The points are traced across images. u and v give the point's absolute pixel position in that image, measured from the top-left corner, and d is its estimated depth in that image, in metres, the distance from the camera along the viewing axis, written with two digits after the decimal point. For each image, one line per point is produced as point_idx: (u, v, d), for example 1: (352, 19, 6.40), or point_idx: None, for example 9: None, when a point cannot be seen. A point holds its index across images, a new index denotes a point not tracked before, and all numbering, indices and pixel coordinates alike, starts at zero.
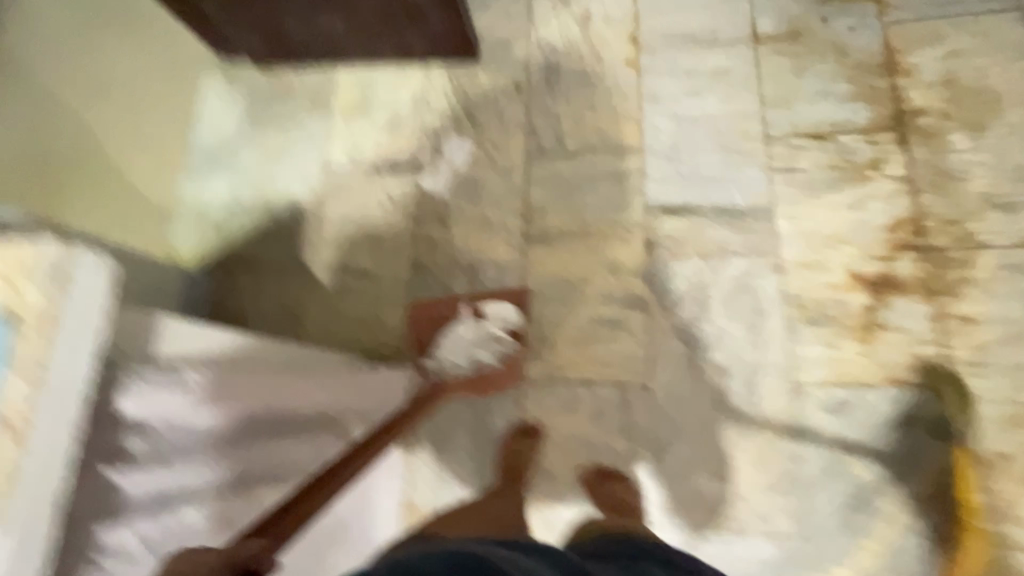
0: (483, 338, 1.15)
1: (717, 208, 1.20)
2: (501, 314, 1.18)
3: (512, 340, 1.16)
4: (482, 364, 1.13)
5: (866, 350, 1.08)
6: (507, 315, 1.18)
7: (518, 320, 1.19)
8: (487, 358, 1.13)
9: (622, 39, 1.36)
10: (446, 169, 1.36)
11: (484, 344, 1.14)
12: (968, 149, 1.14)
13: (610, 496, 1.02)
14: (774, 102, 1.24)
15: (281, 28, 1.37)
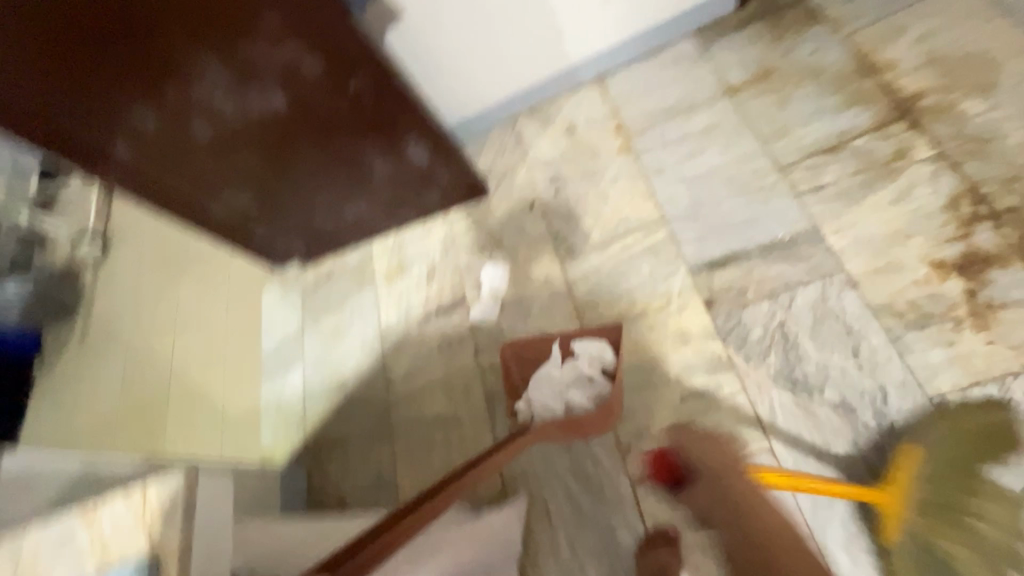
0: (576, 379, 1.14)
1: (761, 246, 1.18)
2: (595, 352, 1.16)
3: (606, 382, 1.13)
4: (574, 405, 1.13)
5: (990, 336, 0.97)
6: (602, 353, 1.15)
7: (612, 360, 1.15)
8: (579, 400, 1.13)
9: (610, 133, 1.48)
10: (490, 296, 1.42)
11: (576, 386, 1.14)
12: (988, 109, 1.11)
13: None
14: (772, 135, 1.28)
15: (318, 226, 1.55)
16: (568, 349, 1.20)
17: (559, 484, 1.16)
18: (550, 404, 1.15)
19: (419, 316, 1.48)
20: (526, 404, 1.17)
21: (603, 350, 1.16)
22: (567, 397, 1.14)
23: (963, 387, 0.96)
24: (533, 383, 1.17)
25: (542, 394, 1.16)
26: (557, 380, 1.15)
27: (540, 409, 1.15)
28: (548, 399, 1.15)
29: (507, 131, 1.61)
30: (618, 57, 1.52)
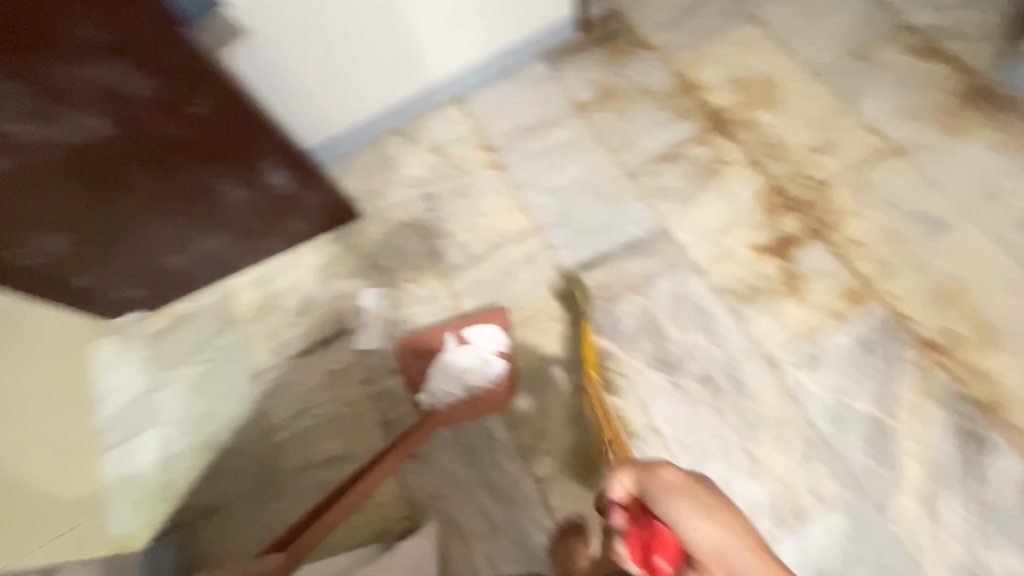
0: (470, 363, 1.25)
1: (623, 245, 1.31)
2: (486, 337, 1.26)
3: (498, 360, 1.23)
4: (471, 385, 1.23)
5: (802, 301, 1.18)
6: (492, 336, 1.26)
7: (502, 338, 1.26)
8: (476, 380, 1.23)
9: (475, 150, 1.53)
10: (375, 321, 1.38)
11: (472, 369, 1.24)
12: (775, 119, 1.37)
13: None
14: (619, 147, 1.43)
15: (161, 266, 1.34)
16: (463, 339, 1.28)
17: (468, 500, 1.15)
18: (452, 389, 1.25)
19: (296, 352, 1.38)
20: (430, 393, 1.26)
21: (495, 335, 1.26)
22: (466, 380, 1.24)
23: (789, 346, 1.15)
24: (431, 374, 1.26)
25: (442, 382, 1.26)
26: (456, 367, 1.25)
27: (442, 395, 1.25)
28: (449, 385, 1.25)
29: (372, 152, 1.59)
30: (477, 77, 1.58)
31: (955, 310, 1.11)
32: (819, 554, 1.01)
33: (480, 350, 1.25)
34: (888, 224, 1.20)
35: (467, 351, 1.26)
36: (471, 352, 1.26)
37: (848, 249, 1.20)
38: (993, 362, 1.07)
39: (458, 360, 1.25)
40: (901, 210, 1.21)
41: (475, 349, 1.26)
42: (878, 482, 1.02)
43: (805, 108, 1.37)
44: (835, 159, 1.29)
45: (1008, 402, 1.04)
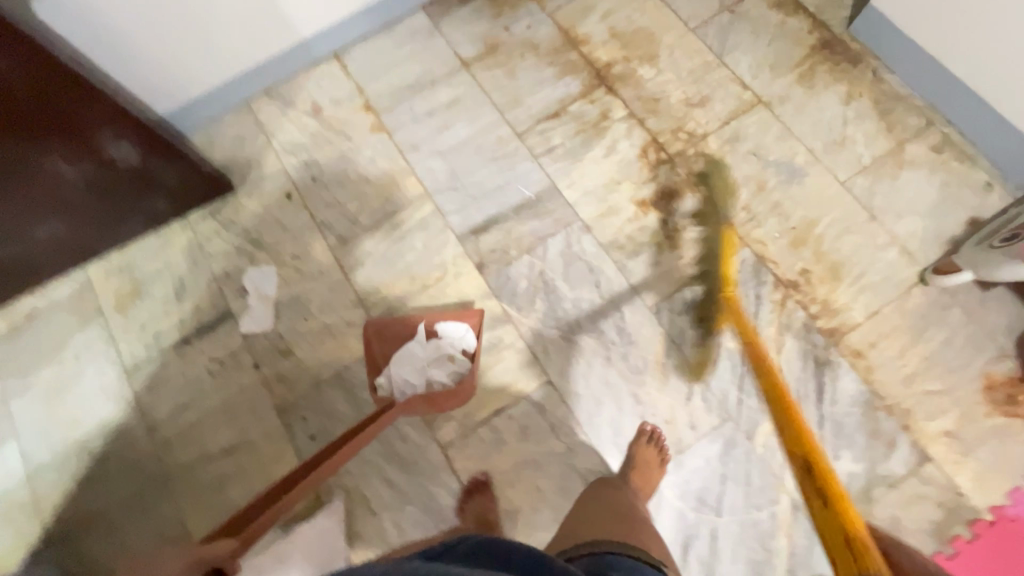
0: (438, 358, 1.18)
1: (515, 207, 1.32)
2: (455, 334, 1.19)
3: (465, 362, 1.18)
4: (434, 382, 1.18)
5: (680, 251, 1.25)
6: (464, 335, 1.19)
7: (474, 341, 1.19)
8: (439, 378, 1.18)
9: (357, 111, 1.44)
10: (260, 304, 1.29)
11: (438, 365, 1.18)
12: (655, 73, 1.40)
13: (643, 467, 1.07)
14: (507, 105, 1.41)
15: None
16: (430, 330, 1.20)
17: (373, 473, 1.15)
18: (412, 381, 1.18)
19: (175, 342, 1.28)
20: (388, 381, 1.18)
21: (466, 334, 1.19)
22: (425, 374, 1.18)
23: (669, 295, 1.22)
24: (394, 362, 1.18)
25: (403, 371, 1.18)
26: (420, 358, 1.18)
27: (402, 387, 1.18)
28: (410, 375, 1.18)
29: (245, 119, 1.46)
30: (349, 31, 1.48)
31: (808, 252, 1.22)
32: (697, 480, 1.11)
33: (449, 346, 1.18)
34: (754, 175, 1.29)
35: (436, 346, 1.19)
36: (438, 347, 1.19)
37: (719, 200, 1.28)
38: (841, 295, 1.19)
39: (423, 350, 1.18)
40: (766, 160, 1.29)
41: (444, 344, 1.18)
42: (746, 412, 1.13)
43: (682, 62, 1.40)
44: (708, 113, 1.35)
45: (853, 328, 1.16)
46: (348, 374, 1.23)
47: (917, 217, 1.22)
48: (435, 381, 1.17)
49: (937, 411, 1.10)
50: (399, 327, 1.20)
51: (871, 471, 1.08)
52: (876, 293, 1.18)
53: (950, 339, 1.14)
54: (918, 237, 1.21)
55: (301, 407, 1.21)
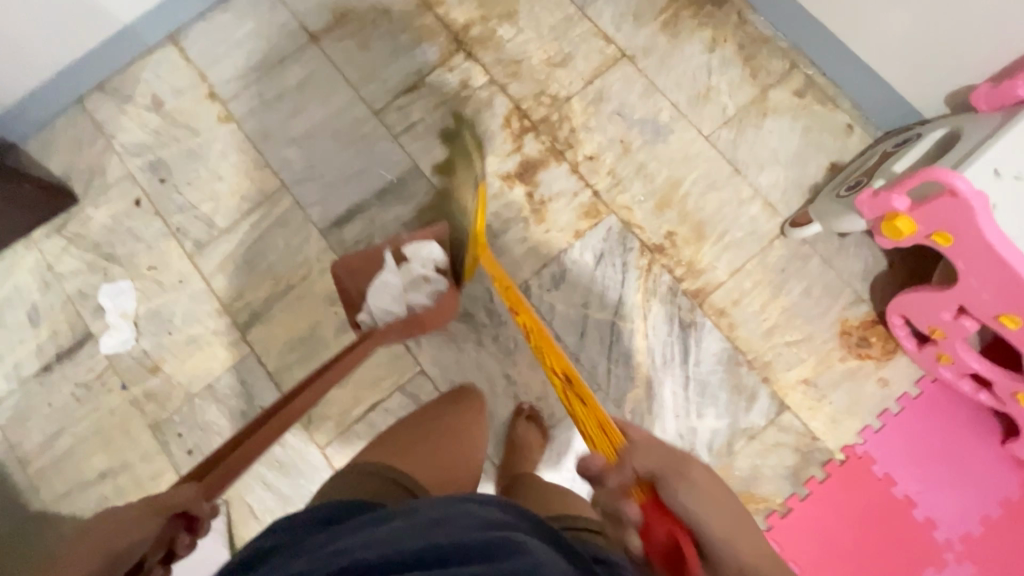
0: (413, 281, 1.12)
1: (377, 193, 1.26)
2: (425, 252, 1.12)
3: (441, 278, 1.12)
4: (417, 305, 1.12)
5: (547, 224, 1.22)
6: (433, 252, 1.12)
7: (445, 256, 1.12)
8: (420, 300, 1.12)
9: (203, 101, 1.33)
10: (120, 322, 1.23)
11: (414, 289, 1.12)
12: (515, 32, 1.31)
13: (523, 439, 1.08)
14: (362, 81, 1.31)
15: None
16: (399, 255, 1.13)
17: (254, 480, 1.15)
18: (392, 307, 1.12)
19: (36, 370, 1.22)
20: (369, 315, 1.13)
21: (435, 251, 1.12)
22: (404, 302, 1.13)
23: (537, 271, 1.20)
24: (369, 295, 1.12)
25: (381, 303, 1.12)
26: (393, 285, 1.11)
27: (382, 315, 1.12)
28: (387, 302, 1.11)
29: (80, 120, 1.34)
30: (179, 12, 1.34)
31: (673, 213, 1.20)
32: (568, 451, 1.13)
33: (420, 266, 1.12)
34: (618, 137, 1.24)
35: (407, 270, 1.12)
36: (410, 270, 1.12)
37: (585, 167, 1.24)
38: (706, 255, 1.18)
39: (396, 278, 1.12)
40: (630, 120, 1.25)
41: (415, 265, 1.12)
42: (614, 381, 1.15)
43: (542, 18, 1.31)
44: (571, 73, 1.28)
45: (717, 288, 1.17)
46: (219, 384, 1.20)
47: (779, 167, 1.21)
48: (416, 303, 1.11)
49: (795, 361, 1.13)
50: (364, 259, 1.13)
51: (734, 425, 1.12)
52: (739, 249, 1.18)
53: (809, 289, 1.15)
54: (780, 188, 1.20)
55: (174, 423, 1.19)
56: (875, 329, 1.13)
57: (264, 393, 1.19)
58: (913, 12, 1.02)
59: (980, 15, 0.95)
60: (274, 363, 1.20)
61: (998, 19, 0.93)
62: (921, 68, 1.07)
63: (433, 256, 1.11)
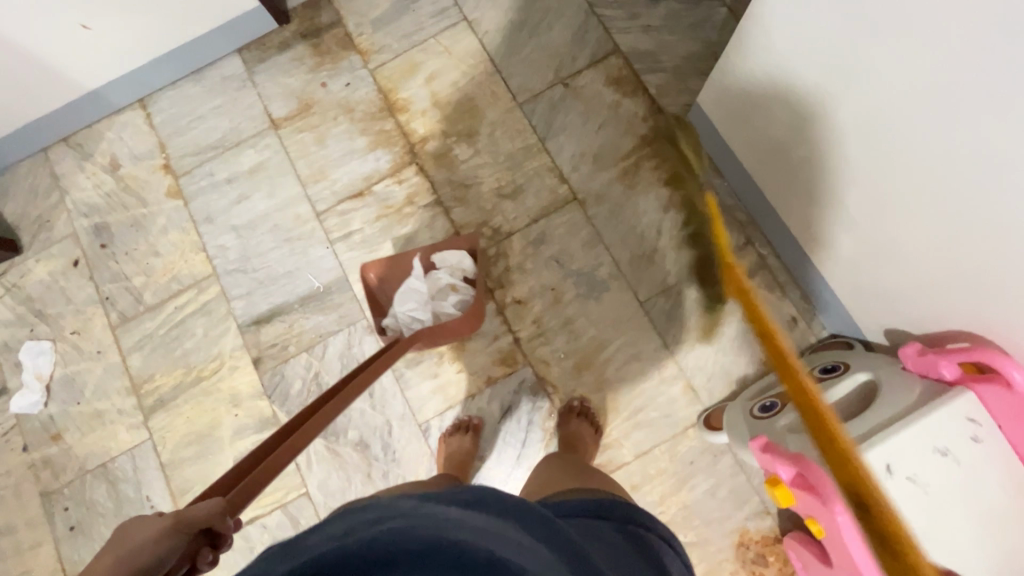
0: (440, 290, 1.15)
1: (301, 298, 1.24)
2: (454, 261, 1.16)
3: (468, 286, 1.15)
4: (442, 313, 1.14)
5: (460, 365, 1.18)
6: (462, 262, 1.16)
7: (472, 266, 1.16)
8: (448, 308, 1.14)
9: (156, 172, 1.34)
10: (34, 382, 1.25)
11: (442, 299, 1.14)
12: (471, 154, 1.28)
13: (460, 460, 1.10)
14: (311, 177, 1.30)
15: None
16: (429, 262, 1.17)
17: None
18: (418, 313, 1.13)
19: None
20: (395, 319, 1.15)
21: (462, 259, 1.16)
22: (433, 310, 1.14)
23: (441, 412, 1.17)
24: (398, 298, 1.13)
25: (406, 307, 1.14)
26: (421, 292, 1.13)
27: (408, 322, 1.13)
28: (413, 307, 1.13)
29: (39, 168, 1.36)
30: (149, 80, 1.35)
31: (590, 377, 1.15)
32: None
33: (448, 274, 1.15)
34: (551, 286, 1.20)
35: (434, 278, 1.15)
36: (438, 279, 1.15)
37: (511, 310, 1.19)
38: (616, 430, 1.13)
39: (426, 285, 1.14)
40: (567, 268, 1.20)
41: (442, 274, 1.15)
42: None
43: (501, 144, 1.28)
44: (517, 207, 1.24)
45: (617, 469, 1.12)
46: (112, 465, 1.21)
47: (709, 350, 1.14)
48: (443, 312, 1.13)
49: None
50: (398, 263, 1.16)
51: None
52: (650, 430, 1.12)
53: (713, 488, 1.09)
54: (706, 373, 1.13)
55: (64, 495, 1.20)
56: (774, 548, 1.06)
57: (153, 483, 1.19)
58: (867, 245, 0.89)
59: (923, 280, 0.83)
60: (168, 455, 1.20)
61: (942, 292, 0.81)
62: (859, 291, 0.97)
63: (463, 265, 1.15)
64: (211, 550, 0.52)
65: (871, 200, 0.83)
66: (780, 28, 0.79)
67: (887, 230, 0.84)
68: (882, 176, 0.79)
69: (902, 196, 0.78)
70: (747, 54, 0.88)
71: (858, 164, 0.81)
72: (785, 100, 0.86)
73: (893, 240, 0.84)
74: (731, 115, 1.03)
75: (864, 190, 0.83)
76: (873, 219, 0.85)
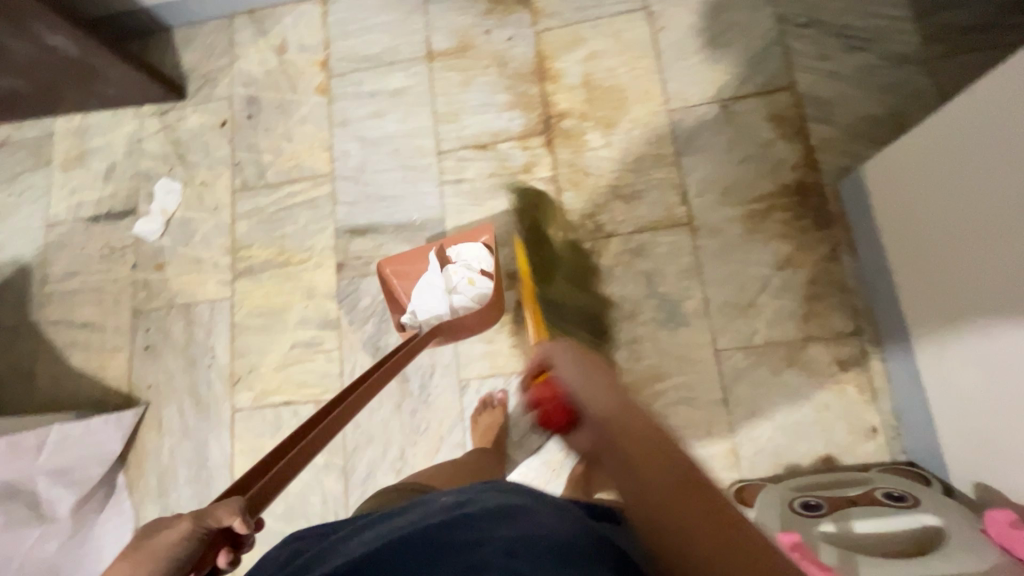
0: (455, 283, 1.17)
1: (397, 224, 1.29)
2: (470, 255, 1.17)
3: (485, 280, 1.17)
4: (458, 307, 1.18)
5: (517, 341, 1.19)
6: (477, 256, 1.17)
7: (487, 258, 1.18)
8: (462, 303, 1.18)
9: (314, 66, 1.42)
10: (157, 214, 1.41)
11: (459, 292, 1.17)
12: (602, 144, 1.25)
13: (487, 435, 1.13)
14: (445, 116, 1.33)
15: None
16: (444, 256, 1.18)
17: (175, 401, 1.29)
18: (436, 309, 1.18)
19: (88, 216, 1.44)
20: (413, 317, 1.19)
21: (480, 253, 1.17)
22: (454, 304, 1.18)
23: (483, 377, 1.19)
24: (418, 295, 1.18)
25: (428, 302, 1.18)
26: (439, 287, 1.17)
27: (427, 318, 1.18)
28: (432, 304, 1.18)
29: (219, 30, 1.49)
30: None
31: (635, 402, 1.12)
32: None
33: (464, 269, 1.17)
34: (630, 301, 1.17)
35: (449, 272, 1.18)
36: (454, 272, 1.18)
37: (583, 308, 1.18)
38: None
39: (444, 278, 1.17)
40: (653, 289, 1.16)
41: (459, 268, 1.18)
42: None
43: (634, 145, 1.24)
44: (629, 211, 1.21)
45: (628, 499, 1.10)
46: (193, 308, 1.34)
47: (769, 425, 1.07)
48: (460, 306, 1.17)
49: None
50: (414, 258, 1.19)
51: None
52: None
53: None
54: (755, 446, 1.07)
55: (149, 318, 1.36)
56: None
57: (220, 337, 1.31)
58: (968, 360, 0.84)
59: (1003, 423, 0.78)
60: (240, 319, 1.31)
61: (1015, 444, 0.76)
62: (953, 410, 0.90)
63: (477, 259, 1.17)
64: (230, 551, 0.51)
65: (1005, 331, 0.75)
66: (989, 118, 0.72)
67: (990, 361, 0.79)
68: (1016, 311, 0.72)
69: (1010, 336, 0.73)
70: (950, 136, 0.80)
71: (1006, 285, 0.73)
72: (970, 194, 0.77)
73: (1002, 377, 0.76)
74: (900, 195, 0.95)
75: (998, 313, 0.75)
76: (1004, 354, 0.76)
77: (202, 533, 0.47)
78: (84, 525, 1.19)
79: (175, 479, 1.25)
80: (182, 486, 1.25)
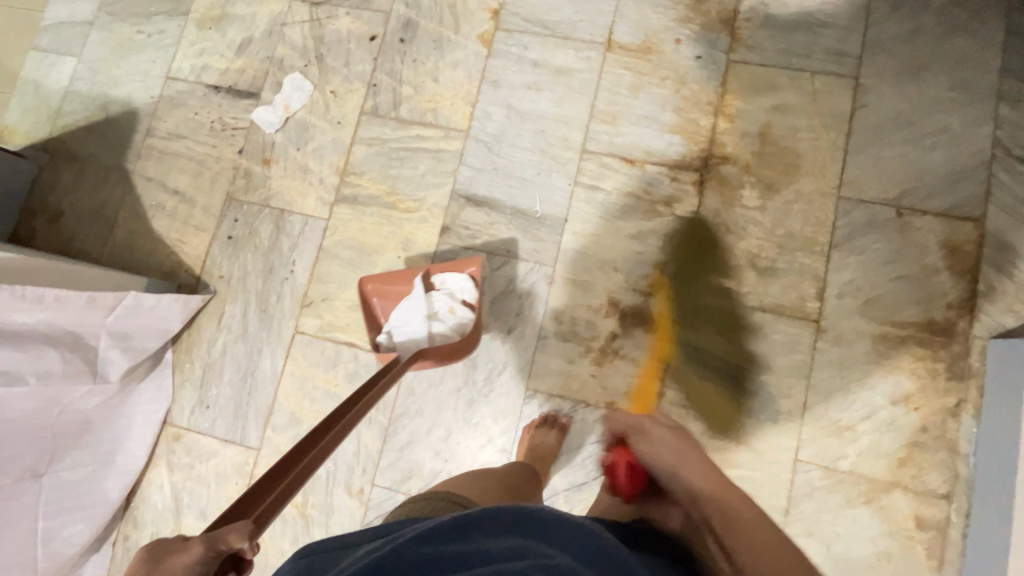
0: (438, 309, 1.13)
1: (516, 209, 1.23)
2: (454, 284, 1.13)
3: (467, 311, 1.12)
4: (434, 334, 1.13)
5: (598, 372, 1.15)
6: (463, 286, 1.13)
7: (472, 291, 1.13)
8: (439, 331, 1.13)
9: (483, 11, 1.32)
10: (279, 107, 1.35)
11: (439, 320, 1.13)
12: (755, 205, 1.16)
13: (537, 449, 1.09)
14: (602, 115, 1.24)
15: None
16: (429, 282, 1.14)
17: (242, 301, 1.27)
18: (415, 334, 1.13)
19: (209, 83, 1.39)
20: (389, 337, 1.14)
21: (466, 284, 1.12)
22: (431, 331, 1.13)
23: (550, 394, 1.15)
24: (395, 318, 1.13)
25: (406, 327, 1.13)
26: (420, 312, 1.12)
27: (404, 339, 1.13)
28: (411, 327, 1.13)
29: None
30: None
31: None
32: None
33: (448, 298, 1.12)
34: (726, 376, 1.11)
35: (431, 297, 1.13)
36: (439, 298, 1.13)
37: (676, 366, 1.12)
38: None
39: (425, 305, 1.12)
40: (755, 373, 1.10)
41: (443, 295, 1.13)
42: None
43: (788, 219, 1.15)
44: (758, 286, 1.13)
45: None
46: (287, 216, 1.30)
47: (821, 551, 1.04)
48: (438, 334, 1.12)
49: None
50: (397, 281, 1.14)
51: None
52: None
53: None
54: None
55: (240, 209, 1.32)
56: None
57: (304, 255, 1.28)
58: None
59: None
60: (329, 244, 1.27)
61: None
62: None
63: (463, 290, 1.12)
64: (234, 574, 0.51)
65: None
66: None
67: None
68: None
69: None
70: None
71: None
72: None
73: None
74: None
75: None
76: None
77: (216, 555, 0.48)
78: (125, 390, 1.20)
79: (221, 376, 1.25)
80: (226, 384, 1.25)
